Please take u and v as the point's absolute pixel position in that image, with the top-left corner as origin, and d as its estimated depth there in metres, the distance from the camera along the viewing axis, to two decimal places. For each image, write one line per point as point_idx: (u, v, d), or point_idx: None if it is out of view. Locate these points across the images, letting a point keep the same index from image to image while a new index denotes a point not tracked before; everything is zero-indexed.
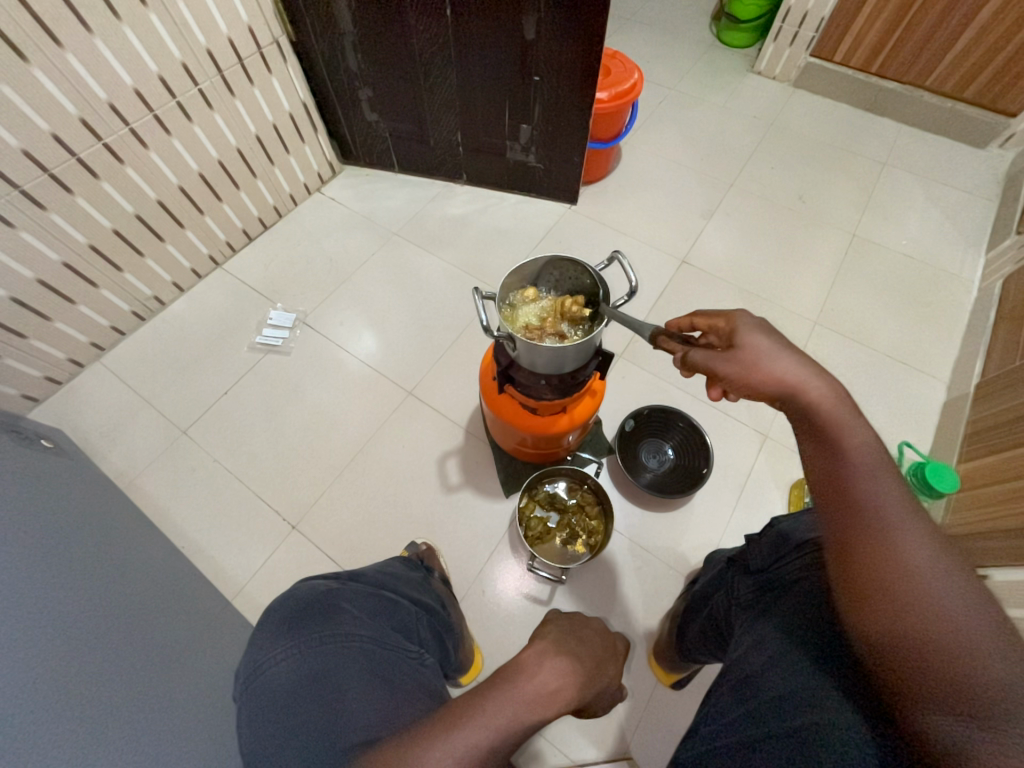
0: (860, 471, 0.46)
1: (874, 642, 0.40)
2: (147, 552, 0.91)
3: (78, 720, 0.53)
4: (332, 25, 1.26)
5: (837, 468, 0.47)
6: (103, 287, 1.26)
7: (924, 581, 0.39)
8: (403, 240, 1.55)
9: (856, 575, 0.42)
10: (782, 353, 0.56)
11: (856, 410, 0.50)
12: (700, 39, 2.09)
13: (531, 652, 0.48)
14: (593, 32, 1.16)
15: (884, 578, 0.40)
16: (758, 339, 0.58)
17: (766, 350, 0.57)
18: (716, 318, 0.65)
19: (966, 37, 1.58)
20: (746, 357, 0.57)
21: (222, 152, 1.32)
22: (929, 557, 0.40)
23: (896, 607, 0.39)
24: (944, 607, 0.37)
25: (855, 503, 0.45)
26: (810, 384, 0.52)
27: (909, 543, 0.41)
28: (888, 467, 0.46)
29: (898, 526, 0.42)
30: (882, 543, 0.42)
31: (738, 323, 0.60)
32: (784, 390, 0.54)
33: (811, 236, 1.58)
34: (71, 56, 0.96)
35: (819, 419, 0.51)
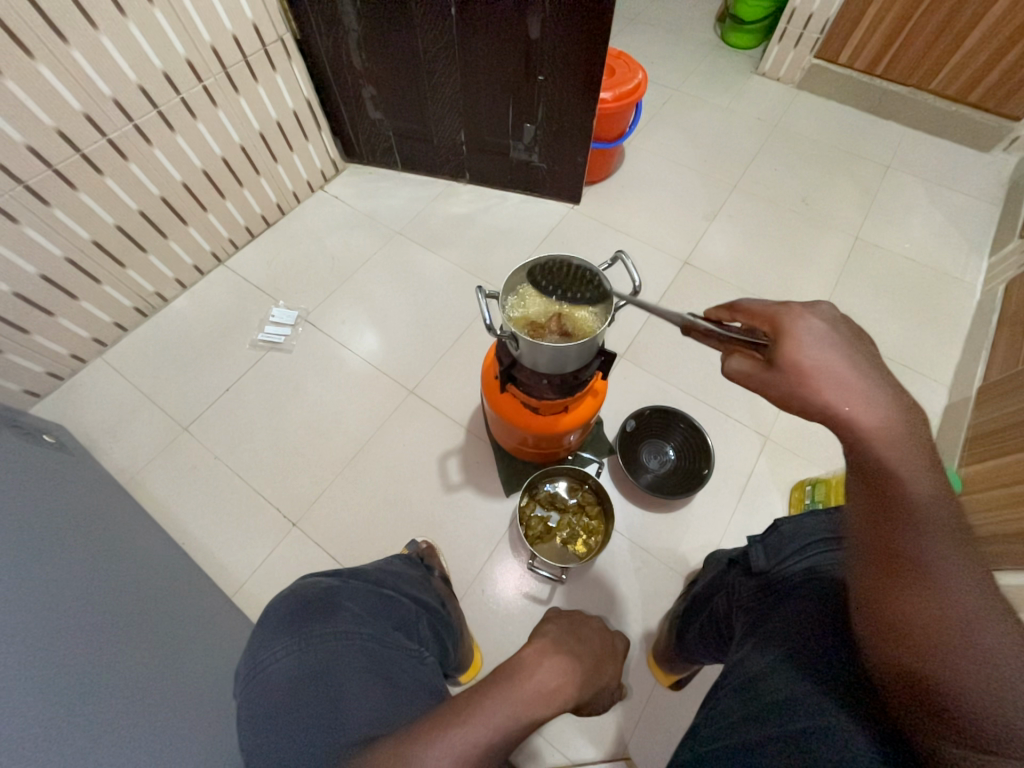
0: (909, 509, 0.43)
1: (897, 682, 0.39)
2: (147, 548, 0.91)
3: (78, 716, 0.53)
4: (336, 23, 1.26)
5: (885, 503, 0.44)
6: (105, 283, 1.26)
7: (956, 628, 0.37)
8: (406, 239, 1.55)
9: (887, 614, 0.41)
10: (836, 373, 0.49)
11: (915, 443, 0.45)
12: (704, 40, 2.09)
13: (531, 651, 0.48)
14: (597, 32, 1.16)
15: (915, 621, 0.39)
16: (815, 349, 0.51)
17: (822, 362, 0.50)
18: (760, 315, 0.56)
19: (971, 40, 1.58)
20: (792, 376, 0.51)
21: (226, 149, 1.32)
22: (965, 602, 0.38)
23: (926, 652, 0.38)
24: (975, 656, 0.36)
25: (896, 543, 0.42)
26: (861, 412, 0.47)
27: (945, 587, 0.39)
28: (939, 506, 0.42)
29: (936, 570, 0.40)
30: (918, 586, 0.40)
31: (784, 330, 0.53)
32: (832, 417, 0.49)
33: (814, 238, 1.58)
34: (75, 52, 0.96)
35: (871, 449, 0.46)
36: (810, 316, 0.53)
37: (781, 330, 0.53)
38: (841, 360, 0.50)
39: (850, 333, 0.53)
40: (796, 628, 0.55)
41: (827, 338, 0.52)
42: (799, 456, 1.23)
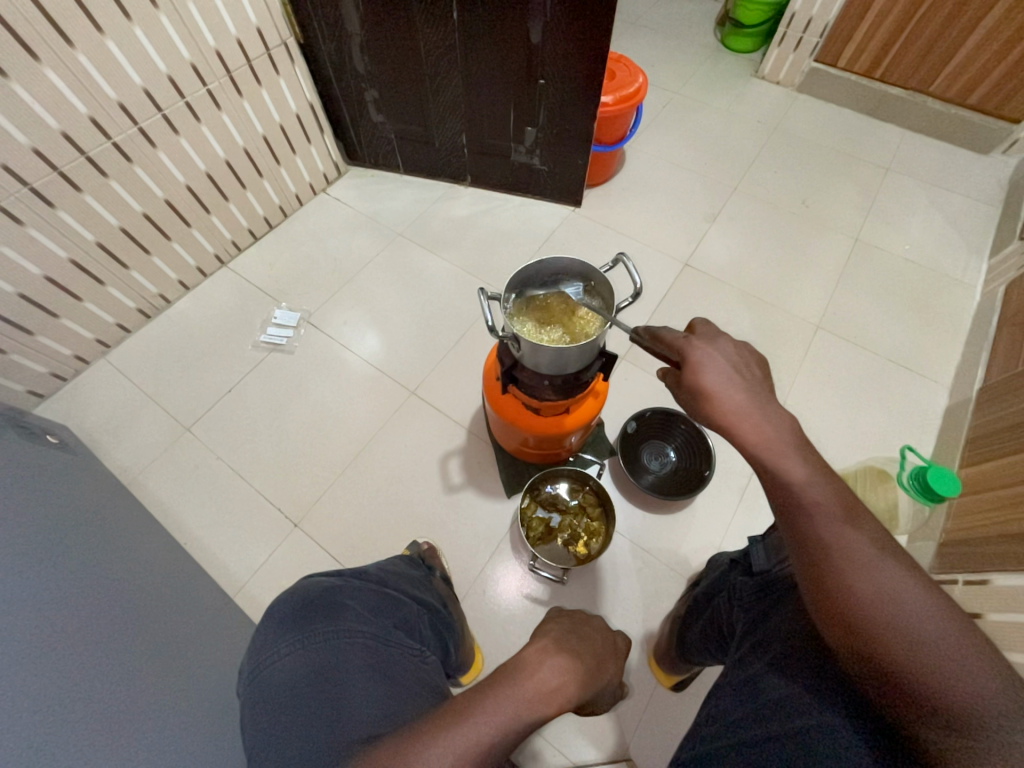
0: (809, 502, 0.46)
1: (852, 666, 0.41)
2: (150, 549, 0.92)
3: (81, 715, 0.53)
4: (339, 27, 1.27)
5: (788, 498, 0.47)
6: (109, 285, 1.27)
7: (887, 604, 0.40)
8: (407, 241, 1.56)
9: (825, 602, 0.43)
10: (726, 392, 0.54)
11: (797, 442, 0.50)
12: (704, 43, 2.10)
13: (532, 650, 0.48)
14: (599, 37, 1.17)
15: (851, 607, 0.41)
16: (711, 377, 0.55)
17: (718, 388, 0.55)
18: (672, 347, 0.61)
19: (970, 44, 1.59)
20: (696, 402, 0.56)
21: (229, 152, 1.33)
22: (885, 576, 0.41)
23: (872, 639, 0.39)
24: (907, 628, 0.38)
25: (807, 533, 0.45)
26: (744, 421, 0.52)
27: (870, 572, 0.41)
28: (839, 493, 0.46)
29: (852, 552, 0.43)
30: (838, 570, 0.43)
31: (685, 361, 0.58)
32: (731, 433, 0.53)
33: (814, 240, 1.58)
34: (81, 56, 0.97)
35: (760, 453, 0.50)
36: (708, 344, 0.58)
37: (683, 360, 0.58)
38: (731, 382, 0.55)
39: (739, 358, 0.57)
40: (788, 625, 0.55)
41: (719, 362, 0.56)
42: None
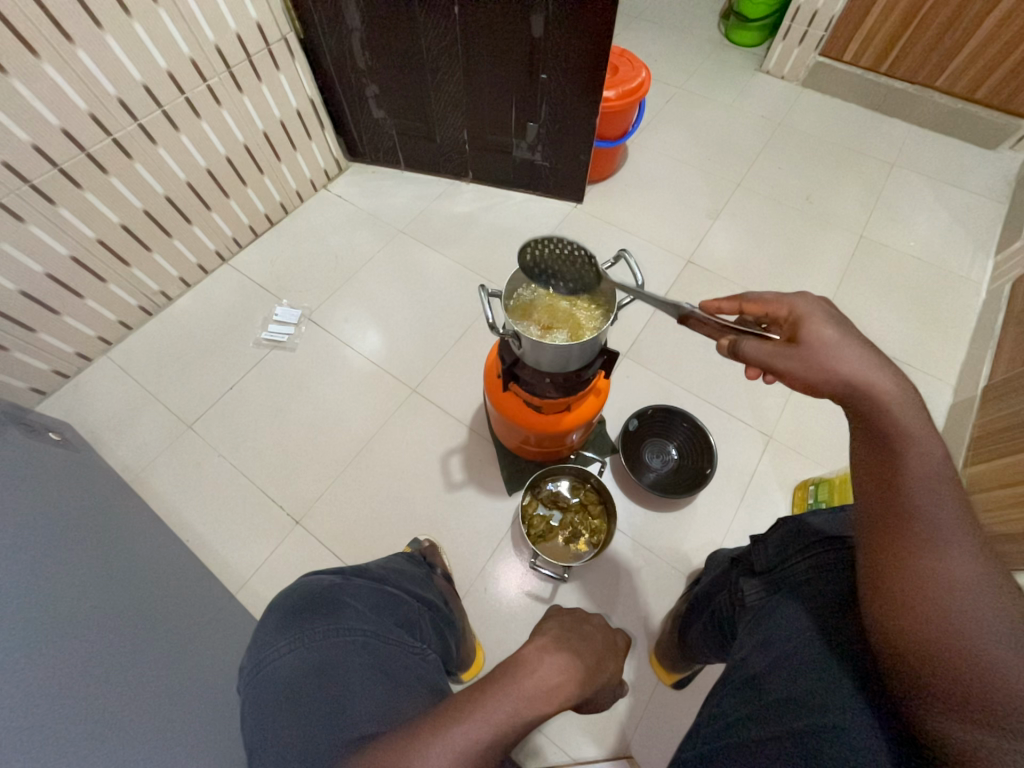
0: (914, 478, 0.45)
1: (900, 651, 0.41)
2: (151, 546, 0.92)
3: (81, 711, 0.53)
4: (340, 22, 1.27)
5: (894, 467, 0.46)
6: (110, 281, 1.27)
7: (957, 593, 0.39)
8: (409, 238, 1.55)
9: (893, 582, 0.43)
10: (851, 345, 0.54)
11: (926, 416, 0.48)
12: (708, 37, 2.08)
13: (532, 648, 0.48)
14: (600, 31, 1.16)
15: (918, 590, 0.41)
16: (827, 331, 0.56)
17: (834, 342, 0.54)
18: (773, 305, 0.62)
19: (978, 37, 1.57)
20: (816, 349, 0.55)
21: (230, 148, 1.33)
22: (971, 568, 0.40)
23: (930, 625, 0.39)
24: (976, 622, 0.38)
25: (901, 505, 0.45)
26: (880, 380, 0.51)
27: (946, 558, 0.41)
28: (947, 477, 0.45)
29: (941, 537, 0.42)
30: (923, 548, 0.42)
31: (799, 315, 0.59)
32: (850, 382, 0.52)
33: (818, 237, 1.57)
34: (80, 52, 0.97)
35: (881, 417, 0.49)
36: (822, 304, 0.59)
37: (796, 314, 0.59)
38: (855, 336, 0.55)
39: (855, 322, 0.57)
40: (795, 624, 0.55)
41: (836, 323, 0.56)
42: (801, 455, 1.23)
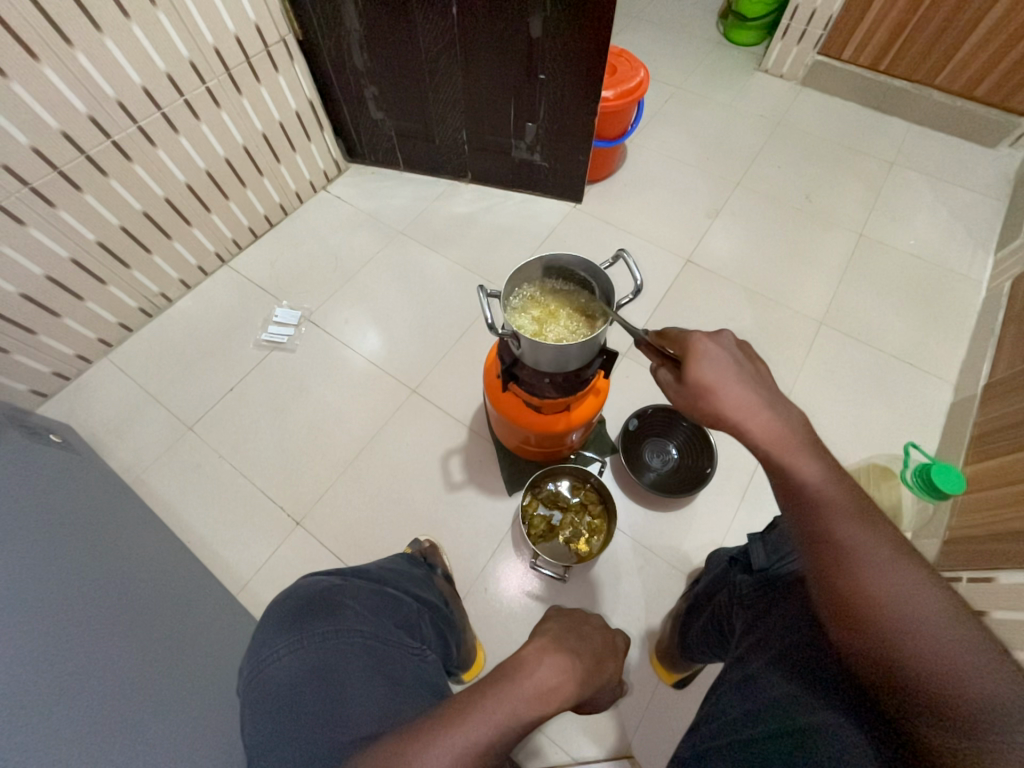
0: (817, 503, 0.47)
1: (862, 667, 0.41)
2: (152, 548, 0.92)
3: (83, 712, 0.54)
4: (338, 23, 1.27)
5: (796, 500, 0.49)
6: (110, 284, 1.27)
7: (896, 602, 0.40)
8: (408, 238, 1.55)
9: (833, 600, 0.43)
10: (728, 383, 0.55)
11: (809, 445, 0.51)
12: (707, 36, 2.08)
13: (531, 648, 0.48)
14: (598, 31, 1.16)
15: (860, 605, 0.41)
16: (708, 368, 0.56)
17: (719, 380, 0.56)
18: (673, 340, 0.63)
19: (977, 35, 1.56)
20: (703, 392, 0.56)
21: (229, 150, 1.33)
22: (889, 576, 0.41)
23: (881, 636, 0.40)
24: (919, 629, 0.38)
25: (812, 535, 0.47)
26: (756, 417, 0.53)
27: (876, 569, 0.42)
28: (841, 493, 0.47)
29: (864, 551, 0.43)
30: (841, 569, 0.43)
31: (687, 351, 0.59)
32: (735, 425, 0.54)
33: (818, 235, 1.57)
34: (80, 55, 0.97)
35: (770, 450, 0.52)
36: (711, 339, 0.59)
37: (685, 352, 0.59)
38: (734, 373, 0.56)
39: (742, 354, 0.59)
40: (783, 627, 0.55)
41: (722, 357, 0.57)
42: None
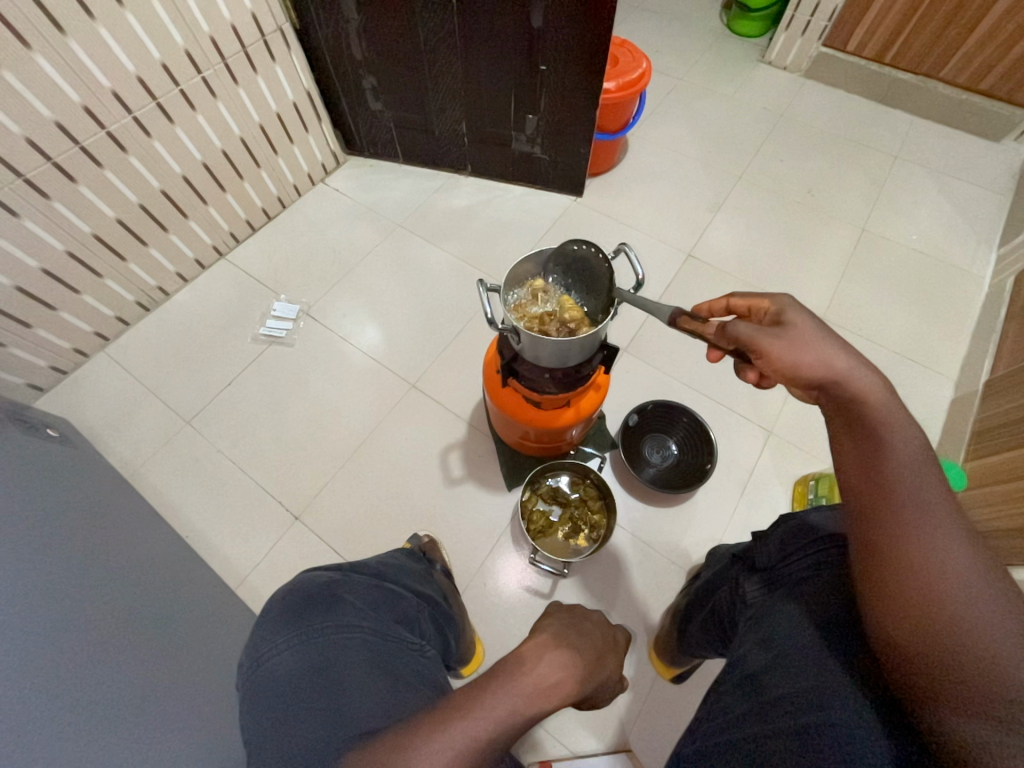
0: (903, 469, 0.46)
1: (902, 641, 0.40)
2: (150, 542, 0.92)
3: (81, 707, 0.54)
4: (336, 12, 1.25)
5: (877, 458, 0.47)
6: (107, 276, 1.26)
7: (956, 581, 0.39)
8: (407, 232, 1.54)
9: (888, 570, 0.43)
10: (836, 344, 0.54)
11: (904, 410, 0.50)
12: (710, 28, 2.06)
13: (531, 645, 0.47)
14: (599, 22, 1.14)
15: (917, 577, 0.41)
16: (807, 320, 0.58)
17: (816, 332, 0.56)
18: (757, 299, 0.65)
19: (983, 27, 1.54)
20: (802, 334, 0.56)
21: (226, 142, 1.31)
22: (960, 556, 0.40)
23: (932, 612, 0.39)
24: (975, 611, 0.38)
25: (887, 494, 0.45)
26: (862, 377, 0.51)
27: (941, 545, 0.41)
28: (926, 465, 0.46)
29: (934, 526, 0.42)
30: (914, 535, 0.42)
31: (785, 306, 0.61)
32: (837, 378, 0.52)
33: (820, 230, 1.56)
34: (73, 44, 0.96)
35: (859, 406, 0.50)
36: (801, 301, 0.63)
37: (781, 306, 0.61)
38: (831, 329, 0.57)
39: None
40: (794, 623, 0.54)
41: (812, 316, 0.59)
42: (802, 450, 1.22)
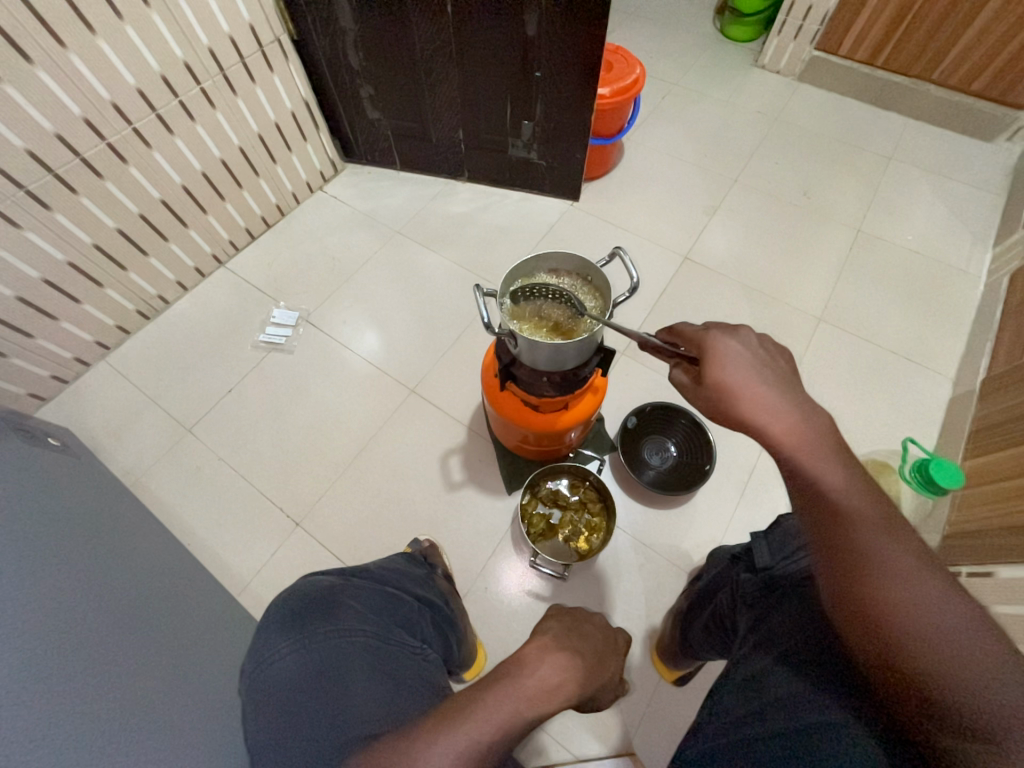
0: (844, 500, 0.45)
1: (879, 675, 0.40)
2: (151, 550, 0.92)
3: (83, 715, 0.54)
4: (332, 23, 1.26)
5: (816, 498, 0.47)
6: (107, 286, 1.27)
7: (916, 609, 0.39)
8: (405, 238, 1.55)
9: (846, 608, 0.42)
10: (749, 388, 0.54)
11: (834, 450, 0.49)
12: (703, 33, 2.07)
13: (532, 647, 0.48)
14: (593, 28, 1.15)
15: (875, 612, 0.40)
16: (732, 375, 0.55)
17: (740, 388, 0.54)
18: (692, 338, 0.61)
19: (974, 28, 1.56)
20: (721, 395, 0.55)
21: (225, 151, 1.33)
22: (918, 580, 0.40)
23: (899, 646, 0.39)
24: (940, 639, 0.37)
25: (833, 533, 0.45)
26: (783, 424, 0.51)
27: (892, 574, 0.41)
28: (867, 499, 0.46)
29: (883, 557, 0.42)
30: (868, 573, 0.42)
31: (708, 353, 0.58)
32: (752, 428, 0.53)
33: (815, 231, 1.57)
34: (73, 57, 0.97)
35: (792, 456, 0.50)
36: (730, 335, 0.58)
37: (705, 351, 0.58)
38: (756, 377, 0.54)
39: (763, 351, 0.57)
40: (793, 625, 0.54)
41: (743, 357, 0.56)
42: None
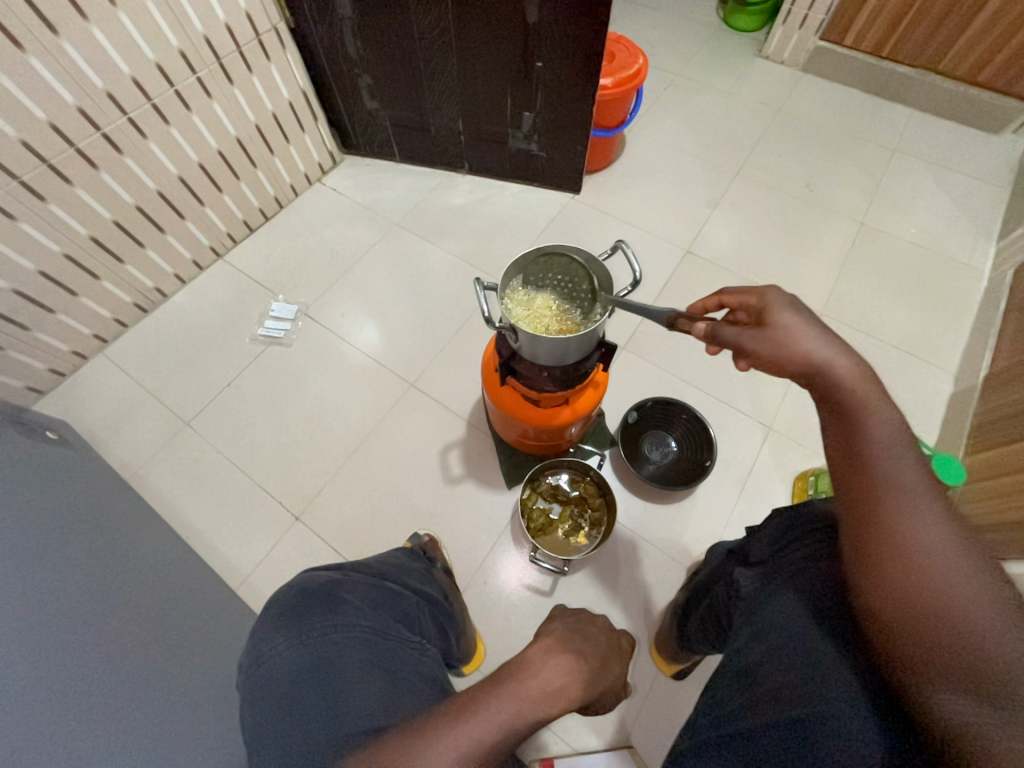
0: (880, 447, 0.46)
1: (885, 623, 0.41)
2: (150, 544, 0.92)
3: (82, 710, 0.54)
4: (330, 10, 1.24)
5: (854, 443, 0.48)
6: (104, 278, 1.26)
7: (932, 560, 0.40)
8: (404, 230, 1.54)
9: (865, 555, 0.43)
10: (810, 332, 0.55)
11: (883, 393, 0.50)
12: (707, 22, 2.05)
13: (536, 648, 0.47)
14: (595, 16, 1.13)
15: (893, 559, 0.41)
16: (791, 319, 0.57)
17: (799, 329, 0.55)
18: (744, 294, 0.63)
19: (982, 18, 1.54)
20: (780, 334, 0.56)
21: (222, 141, 1.31)
22: (934, 530, 0.41)
23: (911, 594, 0.39)
24: (951, 589, 0.38)
25: (866, 476, 0.46)
26: (839, 363, 0.52)
27: (914, 525, 0.42)
28: (907, 446, 0.46)
29: (912, 505, 0.43)
30: (892, 518, 0.43)
31: (767, 303, 0.60)
32: (811, 363, 0.53)
33: (818, 224, 1.56)
34: (67, 45, 0.95)
35: (840, 397, 0.51)
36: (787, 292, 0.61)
37: (765, 301, 0.60)
38: (815, 323, 0.56)
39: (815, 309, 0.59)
40: (787, 613, 0.54)
41: (799, 307, 0.58)
42: (801, 446, 1.22)
